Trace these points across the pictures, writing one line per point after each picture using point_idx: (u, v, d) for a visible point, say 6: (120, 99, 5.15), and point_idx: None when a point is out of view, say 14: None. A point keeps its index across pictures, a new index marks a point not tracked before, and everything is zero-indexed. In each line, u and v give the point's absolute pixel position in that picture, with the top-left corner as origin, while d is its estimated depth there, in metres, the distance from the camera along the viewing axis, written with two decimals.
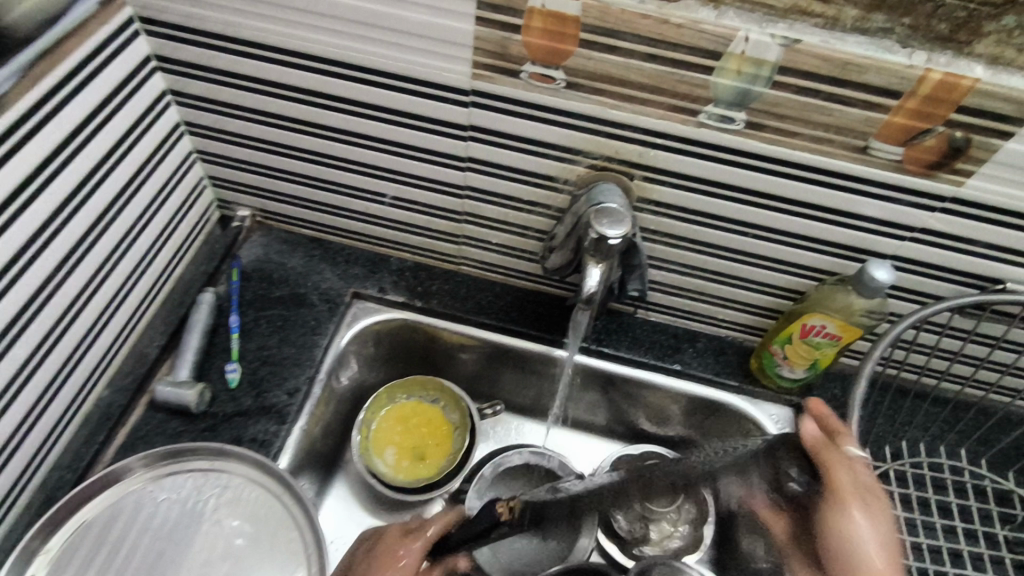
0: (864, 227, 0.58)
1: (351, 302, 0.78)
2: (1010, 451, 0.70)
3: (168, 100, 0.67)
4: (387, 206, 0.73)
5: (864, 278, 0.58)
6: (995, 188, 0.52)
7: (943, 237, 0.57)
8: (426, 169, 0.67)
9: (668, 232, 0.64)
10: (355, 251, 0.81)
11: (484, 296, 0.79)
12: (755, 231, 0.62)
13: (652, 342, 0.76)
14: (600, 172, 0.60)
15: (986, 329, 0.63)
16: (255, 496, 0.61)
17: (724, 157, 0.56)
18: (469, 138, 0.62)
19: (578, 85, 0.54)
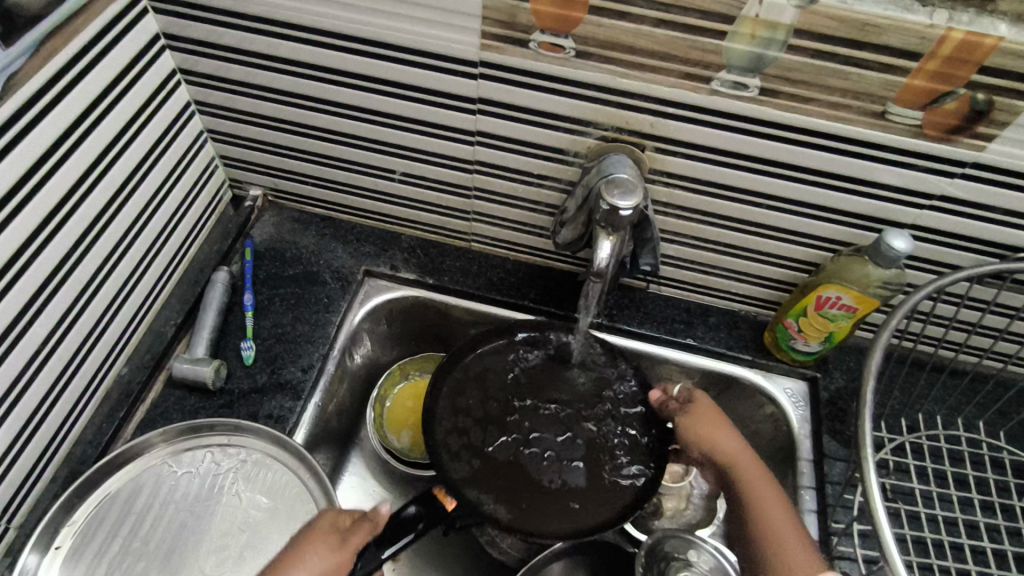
0: (881, 196, 0.57)
1: (364, 279, 0.78)
2: None
3: (178, 79, 0.67)
4: (397, 183, 0.73)
5: (881, 248, 0.57)
6: (1017, 152, 0.51)
7: (963, 205, 0.56)
8: (435, 144, 0.66)
9: (681, 204, 0.64)
10: (365, 228, 0.81)
11: (495, 273, 0.79)
12: (770, 202, 0.61)
13: (665, 317, 0.76)
14: (610, 144, 0.60)
15: (1005, 299, 0.62)
16: (272, 471, 0.62)
17: (738, 125, 0.55)
18: (478, 111, 0.61)
19: (588, 54, 0.53)
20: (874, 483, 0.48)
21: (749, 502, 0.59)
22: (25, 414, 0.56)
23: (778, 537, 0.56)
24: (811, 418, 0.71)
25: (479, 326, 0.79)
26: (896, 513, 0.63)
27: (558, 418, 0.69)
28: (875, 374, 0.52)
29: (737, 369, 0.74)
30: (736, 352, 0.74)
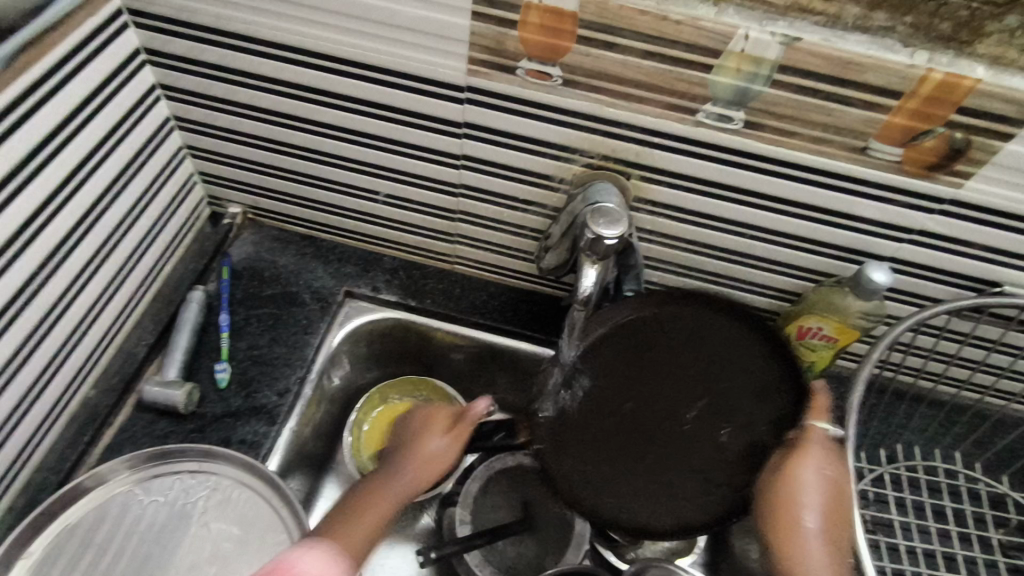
0: (861, 229, 0.58)
1: (344, 301, 0.77)
2: (1005, 454, 0.69)
3: (157, 94, 0.66)
4: (380, 204, 0.72)
5: (861, 281, 0.58)
6: (993, 190, 0.52)
7: (941, 239, 0.56)
8: (420, 166, 0.66)
9: (665, 232, 0.64)
10: (347, 248, 0.80)
11: (477, 296, 0.78)
12: (753, 232, 0.61)
13: None
14: (595, 171, 0.60)
15: (982, 331, 0.63)
16: (243, 498, 0.60)
17: (722, 156, 0.55)
18: (464, 135, 0.61)
19: (576, 83, 0.53)
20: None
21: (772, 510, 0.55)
22: None
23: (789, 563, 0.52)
24: None
25: (461, 349, 0.78)
26: (875, 544, 0.63)
27: (592, 410, 0.65)
28: (856, 411, 0.53)
29: None
30: None
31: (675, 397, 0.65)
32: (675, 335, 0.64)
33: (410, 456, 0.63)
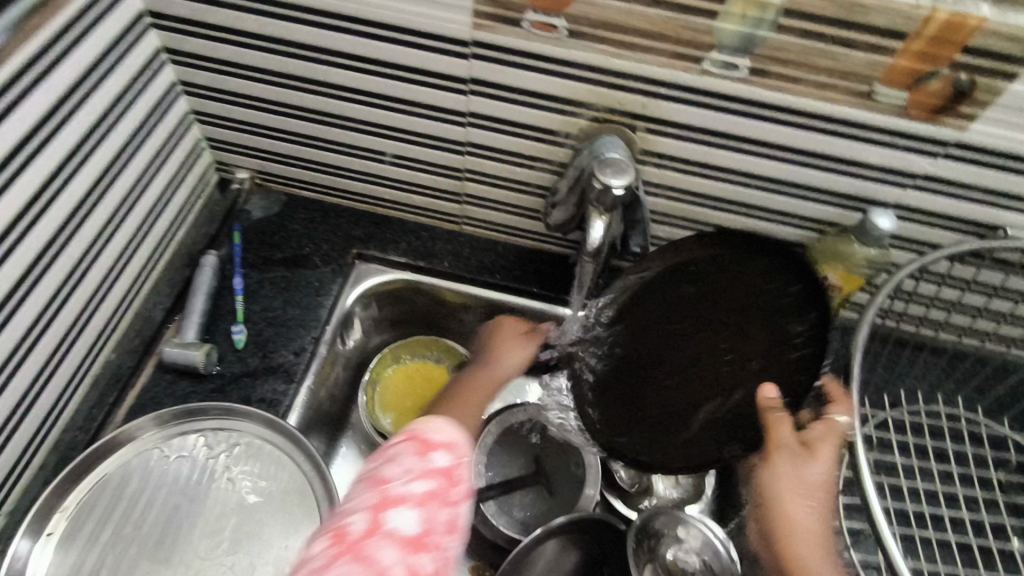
0: (867, 175, 0.58)
1: (355, 264, 0.78)
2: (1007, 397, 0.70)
3: (162, 59, 0.66)
4: (387, 165, 0.73)
5: (867, 227, 0.59)
6: (998, 132, 0.52)
7: (947, 184, 0.57)
8: (426, 126, 0.66)
9: (672, 186, 0.65)
10: (355, 211, 0.82)
11: (486, 256, 0.79)
12: (758, 182, 0.62)
13: None
14: (602, 125, 0.60)
15: (984, 277, 0.64)
16: (263, 453, 0.63)
17: (727, 106, 0.55)
18: (470, 91, 0.61)
19: (581, 34, 0.53)
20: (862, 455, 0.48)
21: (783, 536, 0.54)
22: (14, 397, 0.56)
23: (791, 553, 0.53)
24: None
25: (471, 309, 0.80)
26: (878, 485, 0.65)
27: (660, 315, 0.69)
28: (861, 350, 0.53)
29: None
30: None
31: (691, 355, 0.68)
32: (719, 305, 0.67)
33: (504, 352, 0.72)
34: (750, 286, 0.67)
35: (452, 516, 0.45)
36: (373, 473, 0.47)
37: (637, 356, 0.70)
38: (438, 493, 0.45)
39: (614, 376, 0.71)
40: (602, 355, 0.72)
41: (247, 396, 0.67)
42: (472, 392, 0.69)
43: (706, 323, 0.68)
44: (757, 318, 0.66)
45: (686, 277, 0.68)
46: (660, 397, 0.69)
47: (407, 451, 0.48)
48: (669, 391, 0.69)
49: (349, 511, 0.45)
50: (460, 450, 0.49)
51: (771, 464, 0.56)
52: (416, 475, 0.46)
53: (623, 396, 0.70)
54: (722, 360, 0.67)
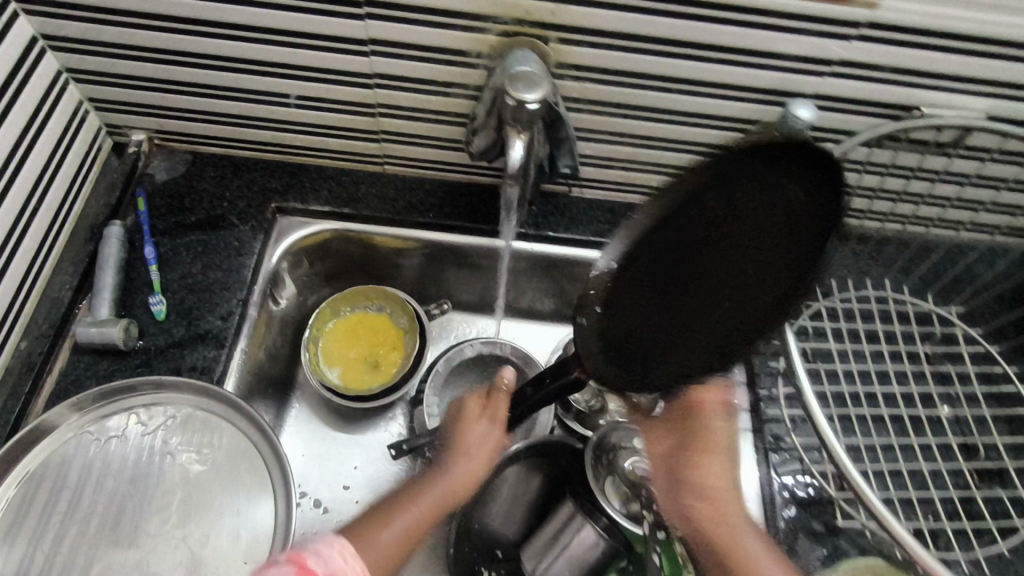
0: (784, 67, 0.57)
1: (275, 219, 0.74)
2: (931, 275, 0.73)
3: (16, 8, 0.59)
4: (293, 107, 0.68)
5: (789, 120, 0.57)
6: (906, 7, 0.51)
7: (860, 68, 0.57)
8: (327, 59, 0.62)
9: (593, 99, 0.62)
10: (269, 163, 0.77)
11: (414, 195, 0.76)
12: (677, 85, 0.60)
13: (590, 217, 0.77)
14: (512, 39, 0.57)
15: (902, 159, 0.65)
16: (202, 423, 0.60)
17: (638, 5, 0.53)
18: (367, 15, 0.56)
19: None
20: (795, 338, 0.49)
21: (712, 487, 0.65)
22: None
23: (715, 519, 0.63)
24: None
25: (406, 253, 0.78)
26: (815, 372, 0.67)
27: (664, 238, 0.51)
28: None
29: None
30: None
31: (717, 272, 0.52)
32: (742, 218, 0.50)
33: (470, 451, 0.66)
34: (755, 203, 0.50)
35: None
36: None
37: (667, 289, 0.53)
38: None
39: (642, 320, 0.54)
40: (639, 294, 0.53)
41: (177, 368, 0.64)
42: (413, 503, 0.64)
43: (716, 233, 0.51)
44: (787, 249, 0.51)
45: (694, 203, 0.50)
46: (691, 337, 0.53)
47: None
48: (707, 330, 0.53)
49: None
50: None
51: (699, 464, 0.65)
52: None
53: (639, 346, 0.54)
54: (740, 264, 0.51)
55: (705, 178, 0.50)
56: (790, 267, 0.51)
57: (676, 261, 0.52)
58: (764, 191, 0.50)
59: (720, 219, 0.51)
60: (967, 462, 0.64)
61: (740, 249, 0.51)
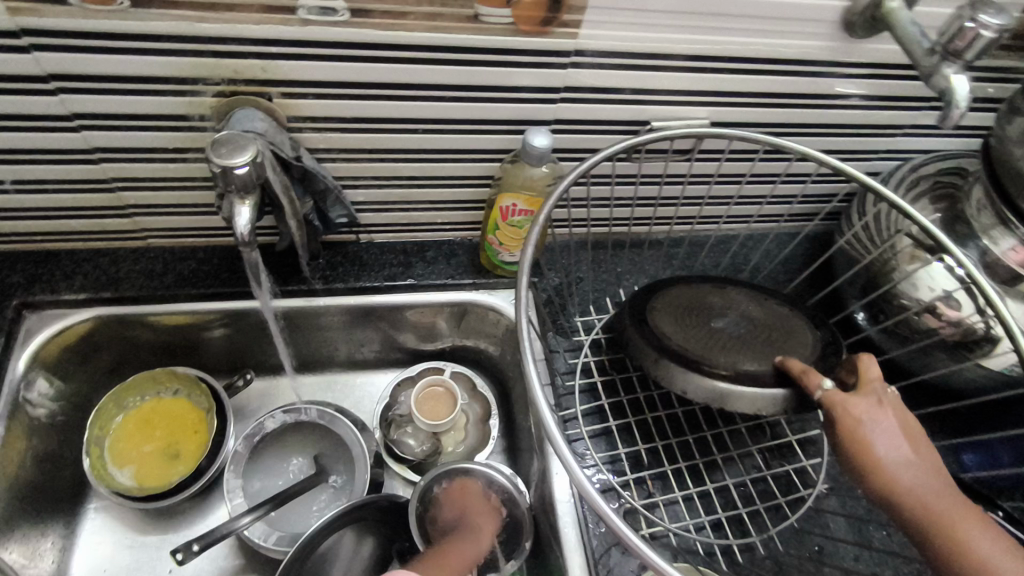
0: (514, 98, 0.58)
1: (21, 316, 0.66)
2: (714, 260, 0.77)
3: None
4: (13, 192, 0.61)
5: (527, 148, 0.59)
6: (603, 34, 0.54)
7: (584, 91, 0.59)
8: (32, 140, 0.56)
9: (340, 147, 0.61)
10: (9, 255, 0.69)
11: (185, 266, 0.71)
12: (420, 126, 0.60)
13: (382, 263, 0.75)
14: (231, 99, 0.54)
15: (652, 168, 0.69)
16: None
17: (349, 55, 0.52)
18: (58, 91, 0.51)
19: (146, 1, 0.46)
20: (530, 367, 0.47)
21: (908, 507, 0.48)
22: None
23: (941, 529, 0.47)
24: None
25: (212, 325, 0.72)
26: (612, 383, 0.69)
27: (685, 310, 0.63)
28: (527, 265, 0.51)
29: (464, 295, 0.75)
30: (458, 279, 0.75)
31: (685, 328, 0.61)
32: (695, 304, 0.64)
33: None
34: (710, 304, 0.64)
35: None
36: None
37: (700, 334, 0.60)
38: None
39: (761, 340, 0.61)
40: (755, 316, 0.64)
41: None
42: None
43: (700, 313, 0.63)
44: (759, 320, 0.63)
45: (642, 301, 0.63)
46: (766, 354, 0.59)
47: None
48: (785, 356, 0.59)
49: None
50: None
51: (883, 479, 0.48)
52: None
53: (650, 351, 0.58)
54: (712, 314, 0.63)
55: (685, 287, 0.66)
56: (769, 330, 0.62)
57: (664, 295, 0.65)
58: (724, 301, 0.65)
59: (709, 312, 0.63)
60: (756, 444, 0.67)
61: (727, 316, 0.63)
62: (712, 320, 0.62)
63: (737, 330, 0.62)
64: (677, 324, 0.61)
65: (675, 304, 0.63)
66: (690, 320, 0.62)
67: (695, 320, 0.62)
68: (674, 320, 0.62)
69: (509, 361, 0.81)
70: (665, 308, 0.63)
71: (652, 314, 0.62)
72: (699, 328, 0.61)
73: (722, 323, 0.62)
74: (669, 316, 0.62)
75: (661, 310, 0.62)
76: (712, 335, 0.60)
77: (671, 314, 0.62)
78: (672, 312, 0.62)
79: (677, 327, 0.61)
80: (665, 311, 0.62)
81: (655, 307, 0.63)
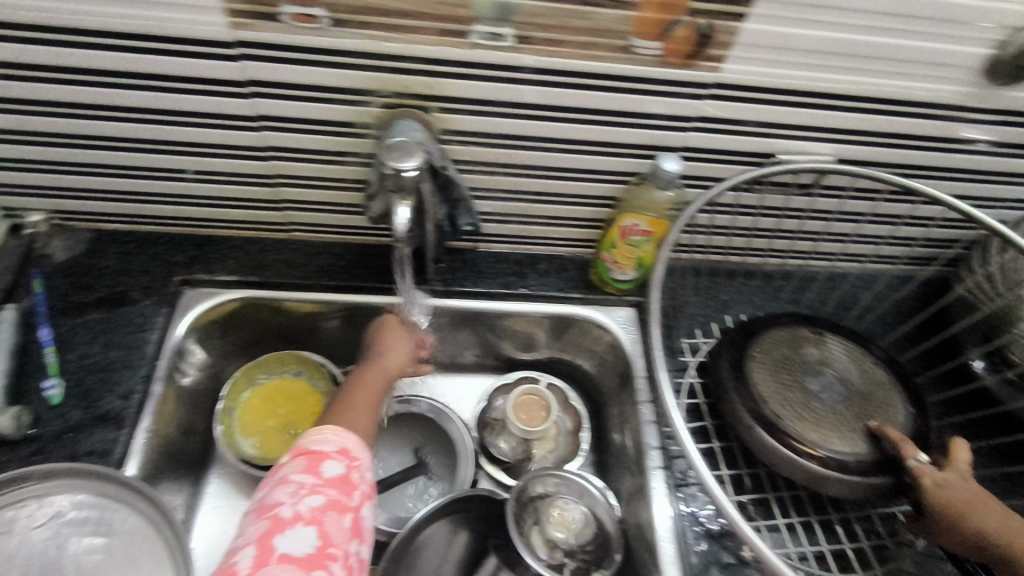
0: (649, 124, 0.62)
1: (181, 291, 0.74)
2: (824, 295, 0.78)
3: None
4: (191, 182, 0.69)
5: (658, 172, 0.62)
6: (745, 68, 0.57)
7: (717, 122, 0.62)
8: (219, 136, 0.63)
9: (480, 160, 0.66)
10: (174, 237, 0.77)
11: (322, 260, 0.77)
12: (557, 145, 0.64)
13: (497, 271, 0.80)
14: (395, 111, 0.60)
15: (771, 201, 0.70)
16: (98, 510, 0.59)
17: (507, 76, 0.57)
18: (252, 94, 0.59)
19: (343, 22, 0.53)
20: (664, 382, 0.53)
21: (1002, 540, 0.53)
22: None
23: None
24: (641, 340, 0.77)
25: (323, 316, 0.78)
26: None
27: (784, 362, 0.65)
28: (659, 286, 0.57)
29: (571, 308, 0.78)
30: (567, 293, 0.79)
31: (783, 386, 0.62)
32: (793, 357, 0.65)
33: (387, 349, 0.69)
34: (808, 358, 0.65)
35: (352, 518, 0.50)
36: (262, 501, 0.49)
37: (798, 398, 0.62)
38: (335, 501, 0.49)
39: (855, 407, 0.62)
40: (851, 376, 0.65)
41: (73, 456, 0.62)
42: (360, 391, 0.63)
43: (798, 370, 0.64)
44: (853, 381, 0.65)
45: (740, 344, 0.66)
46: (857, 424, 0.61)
47: (296, 468, 0.50)
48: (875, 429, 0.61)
49: (238, 548, 0.46)
50: (352, 453, 0.54)
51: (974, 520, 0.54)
52: (304, 491, 0.49)
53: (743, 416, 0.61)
54: (809, 372, 0.64)
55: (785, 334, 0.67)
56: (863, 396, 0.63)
57: (766, 344, 0.66)
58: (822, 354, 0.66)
59: (805, 369, 0.64)
60: None
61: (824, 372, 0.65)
62: (810, 382, 0.63)
63: (833, 394, 0.63)
64: (775, 379, 0.63)
65: (776, 358, 0.65)
66: (791, 378, 0.63)
67: (794, 378, 0.63)
68: (771, 375, 0.63)
69: (607, 376, 0.83)
70: (765, 361, 0.64)
71: (752, 366, 0.64)
72: (794, 387, 0.63)
73: (819, 383, 0.63)
74: (767, 371, 0.64)
75: (760, 364, 0.64)
76: (808, 398, 0.62)
77: (770, 368, 0.64)
78: (770, 366, 0.64)
79: (774, 387, 0.62)
80: (765, 364, 0.64)
81: (755, 356, 0.65)
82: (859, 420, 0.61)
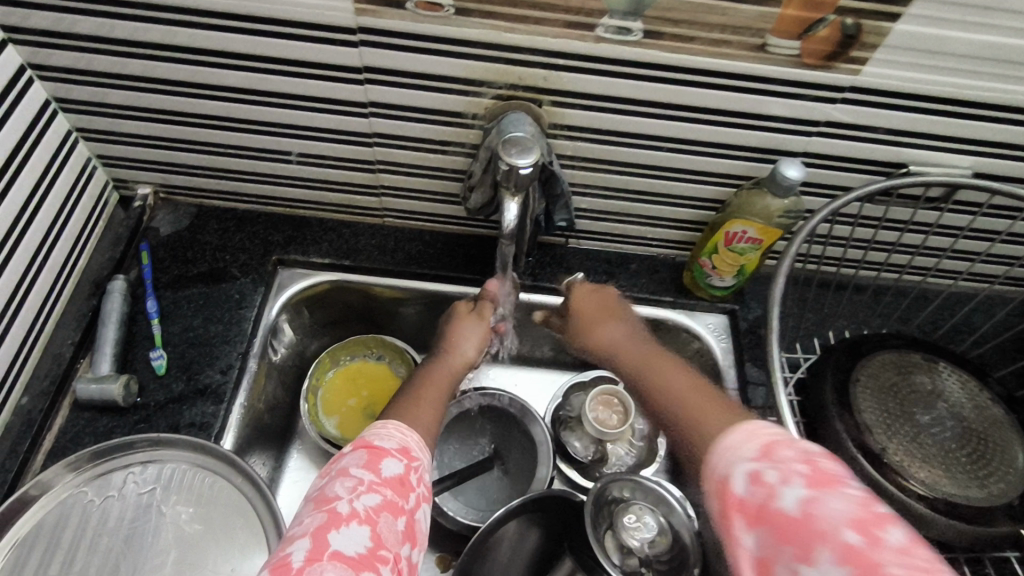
0: (772, 127, 0.58)
1: (276, 271, 0.75)
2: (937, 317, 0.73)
3: (29, 76, 0.60)
4: (294, 163, 0.70)
5: (777, 178, 0.59)
6: (887, 72, 0.53)
7: (846, 128, 0.58)
8: (328, 120, 0.63)
9: (586, 156, 0.64)
10: (271, 216, 0.78)
11: (412, 247, 0.77)
12: (670, 144, 0.61)
13: (587, 268, 0.78)
14: (507, 102, 0.58)
15: (892, 213, 0.66)
16: (196, 482, 0.60)
17: (628, 72, 0.54)
18: (366, 81, 0.58)
19: (468, 11, 0.51)
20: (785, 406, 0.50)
21: None
22: None
23: None
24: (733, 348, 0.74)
25: (404, 302, 0.78)
26: None
27: (892, 390, 0.61)
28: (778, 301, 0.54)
29: (663, 312, 0.76)
30: (658, 295, 0.76)
31: (889, 414, 0.59)
32: (903, 385, 0.61)
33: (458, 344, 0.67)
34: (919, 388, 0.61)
35: (407, 522, 0.45)
36: (320, 491, 0.45)
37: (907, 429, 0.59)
38: (392, 502, 0.45)
39: (966, 447, 0.58)
40: (966, 412, 0.60)
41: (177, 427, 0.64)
42: (427, 389, 0.61)
43: (908, 400, 0.60)
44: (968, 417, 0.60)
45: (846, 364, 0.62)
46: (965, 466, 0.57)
47: (357, 460, 0.47)
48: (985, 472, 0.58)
49: (293, 538, 0.42)
50: (412, 454, 0.50)
51: None
52: (363, 488, 0.44)
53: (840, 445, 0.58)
54: (919, 403, 0.60)
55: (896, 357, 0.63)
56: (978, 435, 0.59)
57: (875, 367, 0.62)
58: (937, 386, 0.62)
59: (916, 398, 0.60)
60: None
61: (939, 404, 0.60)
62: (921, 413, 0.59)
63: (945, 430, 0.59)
64: (883, 405, 0.59)
65: (885, 385, 0.61)
66: (900, 406, 0.59)
67: (903, 407, 0.59)
68: (879, 400, 0.60)
69: None
70: (873, 384, 0.61)
71: (858, 388, 0.60)
72: (902, 419, 0.59)
73: (931, 416, 0.59)
74: (874, 394, 0.60)
75: (867, 387, 0.60)
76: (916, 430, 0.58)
77: (879, 395, 0.60)
78: (878, 390, 0.60)
79: (880, 414, 0.59)
80: (872, 388, 0.60)
81: (864, 379, 0.61)
82: (971, 463, 0.57)
